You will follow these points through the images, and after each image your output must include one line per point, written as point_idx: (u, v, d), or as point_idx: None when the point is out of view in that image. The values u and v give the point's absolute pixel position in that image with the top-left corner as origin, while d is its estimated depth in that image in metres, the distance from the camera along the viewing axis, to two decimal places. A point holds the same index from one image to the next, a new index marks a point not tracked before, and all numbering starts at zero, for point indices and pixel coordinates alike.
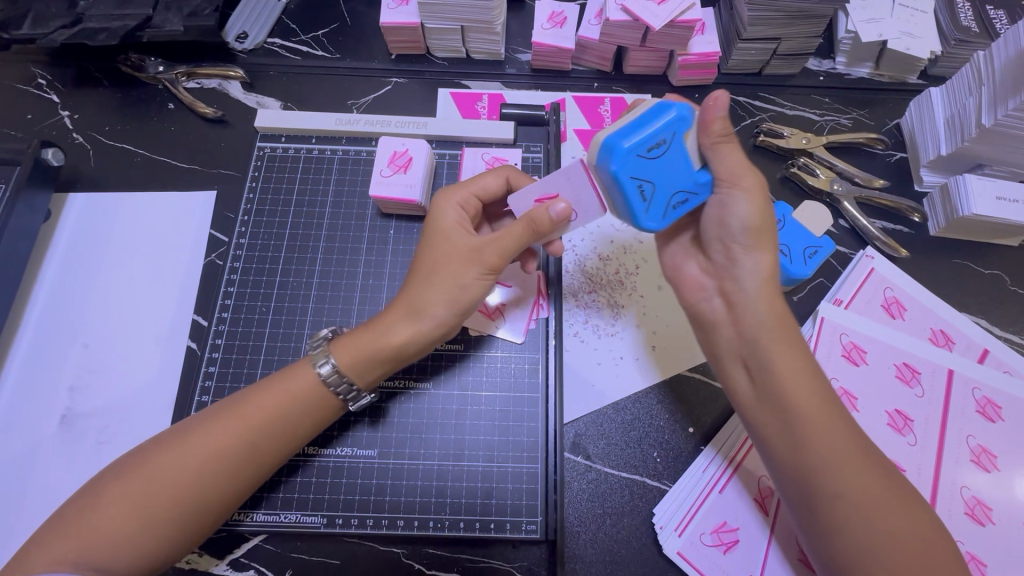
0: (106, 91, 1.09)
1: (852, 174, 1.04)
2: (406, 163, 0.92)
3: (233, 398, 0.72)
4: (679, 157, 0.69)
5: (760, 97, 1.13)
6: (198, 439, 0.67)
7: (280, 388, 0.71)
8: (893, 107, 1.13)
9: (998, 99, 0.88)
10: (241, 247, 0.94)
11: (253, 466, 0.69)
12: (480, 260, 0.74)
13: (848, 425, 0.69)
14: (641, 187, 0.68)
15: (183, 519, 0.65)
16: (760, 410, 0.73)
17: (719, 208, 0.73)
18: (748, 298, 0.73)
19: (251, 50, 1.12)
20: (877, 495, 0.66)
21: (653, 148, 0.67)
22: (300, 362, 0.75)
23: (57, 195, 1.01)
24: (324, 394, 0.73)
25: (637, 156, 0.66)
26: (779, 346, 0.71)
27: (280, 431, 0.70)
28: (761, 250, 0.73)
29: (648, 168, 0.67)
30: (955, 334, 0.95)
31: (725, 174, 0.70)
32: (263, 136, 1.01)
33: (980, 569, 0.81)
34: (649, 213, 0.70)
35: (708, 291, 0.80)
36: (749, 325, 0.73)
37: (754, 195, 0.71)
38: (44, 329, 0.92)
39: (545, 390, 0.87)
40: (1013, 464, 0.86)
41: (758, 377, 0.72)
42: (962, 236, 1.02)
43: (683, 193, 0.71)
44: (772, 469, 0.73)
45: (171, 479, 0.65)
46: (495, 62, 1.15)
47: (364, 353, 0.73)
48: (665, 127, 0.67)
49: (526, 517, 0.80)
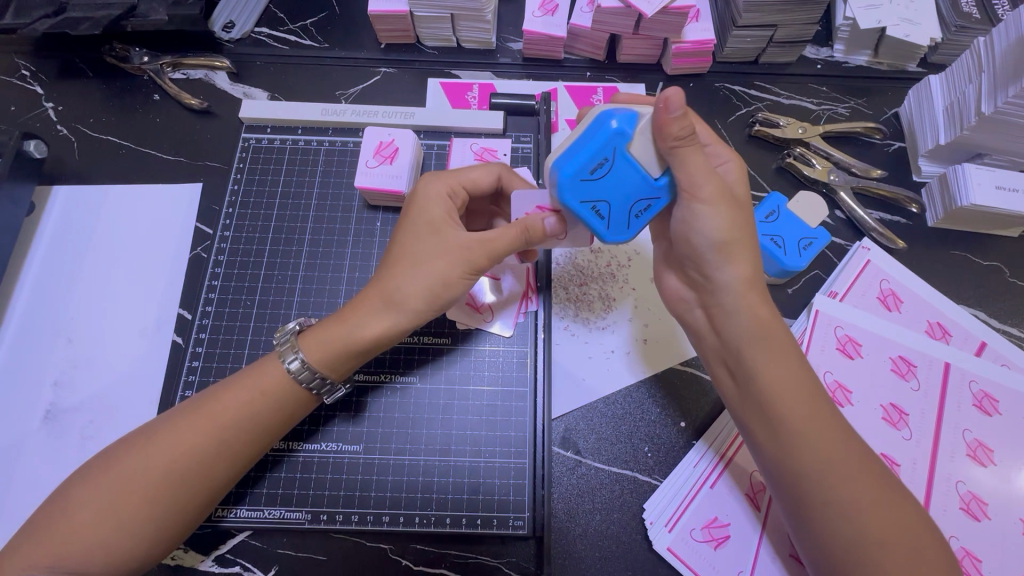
0: (90, 82, 1.07)
1: (849, 164, 1.02)
2: (392, 153, 0.90)
3: (200, 397, 0.70)
4: (628, 170, 0.65)
5: (756, 86, 1.11)
6: (166, 440, 0.66)
7: (250, 386, 0.70)
8: (892, 95, 1.10)
9: (998, 86, 0.86)
10: (225, 240, 0.93)
11: (225, 464, 0.68)
12: (466, 257, 0.72)
13: (835, 419, 0.68)
14: (593, 208, 0.66)
15: (155, 522, 0.64)
16: (748, 404, 0.71)
17: (685, 223, 0.70)
18: (725, 311, 0.72)
19: (237, 40, 1.10)
20: (863, 488, 0.65)
21: (596, 169, 0.64)
22: (269, 356, 0.74)
23: (40, 188, 0.99)
24: (295, 389, 0.71)
25: (581, 180, 0.64)
26: (767, 342, 0.70)
27: (250, 429, 0.69)
28: (735, 263, 0.70)
29: (597, 189, 0.65)
30: (952, 327, 0.93)
31: (684, 186, 0.66)
32: (248, 127, 0.99)
33: (975, 565, 0.80)
34: (611, 230, 0.68)
35: (689, 303, 0.79)
36: (729, 335, 0.72)
37: (719, 206, 0.67)
38: (28, 324, 0.91)
39: (533, 384, 0.86)
40: (1010, 459, 0.85)
41: (744, 381, 0.71)
42: (961, 227, 1.00)
43: (643, 203, 0.67)
44: (760, 462, 0.72)
45: (141, 480, 0.64)
46: (486, 52, 1.12)
47: (333, 346, 0.71)
48: (601, 145, 0.63)
49: (514, 513, 0.79)
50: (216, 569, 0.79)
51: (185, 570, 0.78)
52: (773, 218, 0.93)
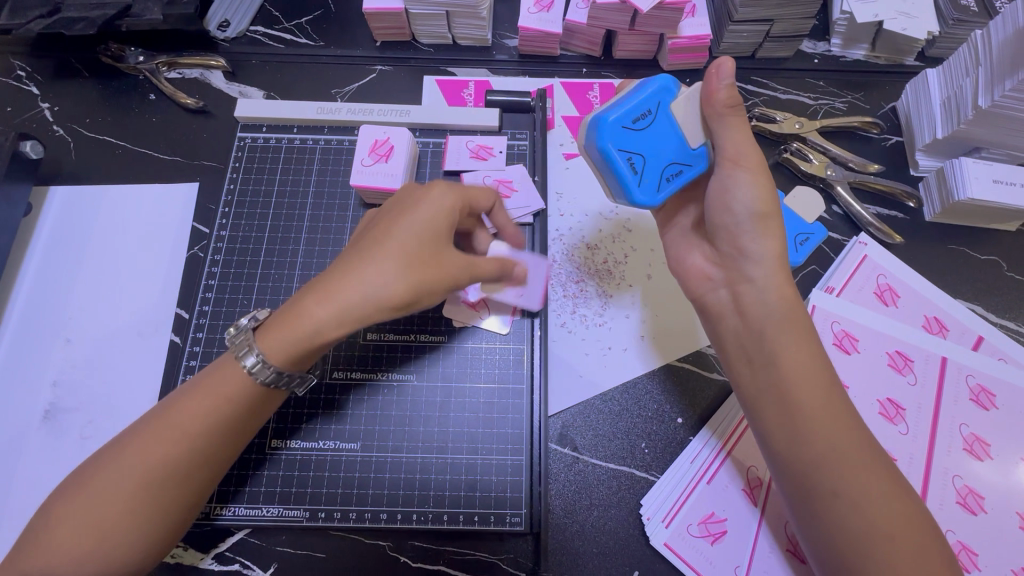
0: (86, 82, 1.07)
1: (846, 159, 1.02)
2: (387, 151, 0.90)
3: (164, 405, 0.68)
4: (667, 128, 0.73)
5: (753, 81, 1.10)
6: (134, 453, 0.65)
7: (212, 390, 0.68)
8: (889, 90, 1.10)
9: (995, 80, 0.86)
10: (221, 240, 0.93)
11: (202, 470, 0.67)
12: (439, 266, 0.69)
13: (848, 413, 0.67)
14: (629, 160, 0.72)
15: (141, 530, 0.64)
16: (761, 392, 0.70)
17: (723, 192, 0.72)
18: (756, 288, 0.71)
19: (233, 39, 1.10)
20: (874, 484, 0.64)
21: (638, 120, 0.71)
22: (225, 357, 0.71)
23: (37, 188, 0.99)
24: (255, 387, 0.69)
25: (623, 128, 0.71)
26: (786, 332, 0.69)
27: (220, 433, 0.68)
28: (769, 236, 0.71)
29: (636, 140, 0.71)
30: (949, 321, 0.93)
31: (729, 149, 0.70)
32: (244, 126, 0.99)
33: (971, 558, 0.80)
34: (640, 187, 0.73)
35: (715, 282, 0.77)
36: (757, 317, 0.71)
37: (759, 175, 0.70)
38: (26, 324, 0.91)
39: (529, 382, 0.86)
40: (1007, 452, 0.85)
41: (761, 366, 0.70)
42: (958, 222, 1.00)
43: (674, 166, 0.73)
44: (767, 453, 0.70)
45: (116, 495, 0.64)
46: (482, 49, 1.12)
47: (285, 335, 0.67)
48: (648, 100, 0.72)
49: (511, 510, 0.80)
50: (215, 567, 0.79)
51: (186, 568, 0.79)
52: None
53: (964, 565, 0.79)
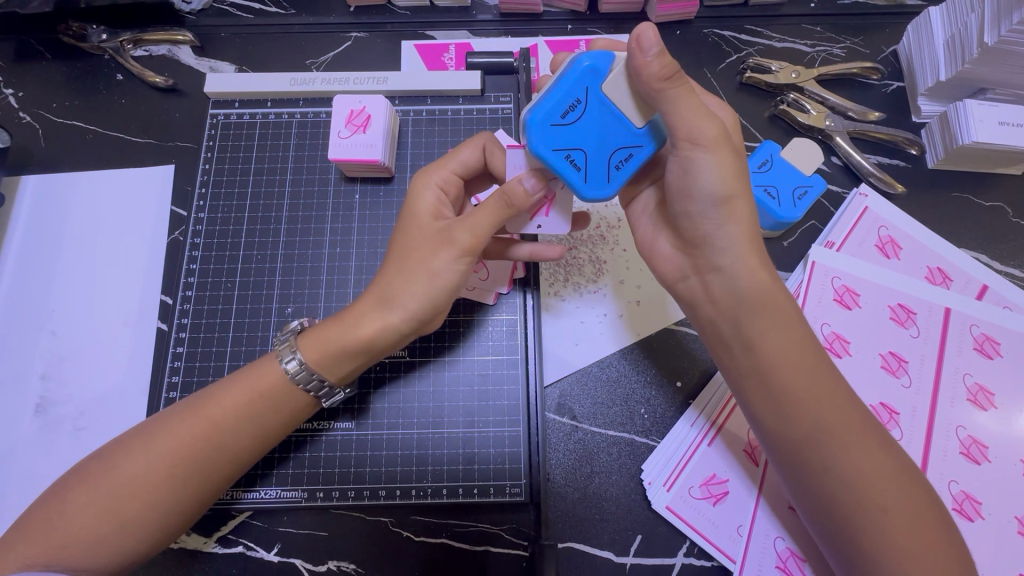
0: (50, 65, 1.02)
1: (846, 108, 0.97)
2: (364, 121, 0.86)
3: (199, 397, 0.69)
4: (605, 112, 0.60)
5: (747, 29, 1.05)
6: (164, 441, 0.65)
7: (247, 386, 0.69)
8: (891, 32, 1.05)
9: (1001, 15, 0.81)
10: (200, 223, 0.90)
11: (227, 468, 0.68)
12: (451, 241, 0.67)
13: (836, 382, 0.65)
14: (568, 157, 0.62)
15: (160, 514, 0.64)
16: (749, 370, 0.67)
17: (682, 171, 0.63)
18: (723, 271, 0.66)
19: (199, 11, 1.04)
20: (866, 456, 0.62)
21: (567, 112, 0.60)
22: (268, 355, 0.72)
23: (7, 179, 0.96)
24: (293, 392, 0.70)
25: (552, 126, 0.60)
26: (767, 307, 0.65)
27: (252, 430, 0.68)
28: (735, 219, 0.63)
29: (568, 134, 0.61)
30: (952, 271, 0.91)
31: (682, 130, 0.59)
32: (215, 103, 0.95)
33: (975, 508, 0.79)
34: (589, 182, 0.63)
35: (682, 262, 0.71)
36: (726, 302, 0.67)
37: (721, 152, 0.61)
38: (9, 319, 0.90)
39: (524, 352, 0.84)
40: (1009, 399, 0.84)
41: (743, 342, 0.67)
42: (962, 167, 0.96)
43: (623, 150, 0.62)
44: (759, 429, 0.68)
45: (141, 482, 0.63)
46: (461, 9, 1.06)
47: (331, 347, 0.69)
48: (573, 87, 0.59)
49: (510, 481, 0.79)
50: (219, 550, 0.79)
51: (190, 553, 0.79)
52: (767, 167, 0.89)
53: (968, 514, 0.79)
